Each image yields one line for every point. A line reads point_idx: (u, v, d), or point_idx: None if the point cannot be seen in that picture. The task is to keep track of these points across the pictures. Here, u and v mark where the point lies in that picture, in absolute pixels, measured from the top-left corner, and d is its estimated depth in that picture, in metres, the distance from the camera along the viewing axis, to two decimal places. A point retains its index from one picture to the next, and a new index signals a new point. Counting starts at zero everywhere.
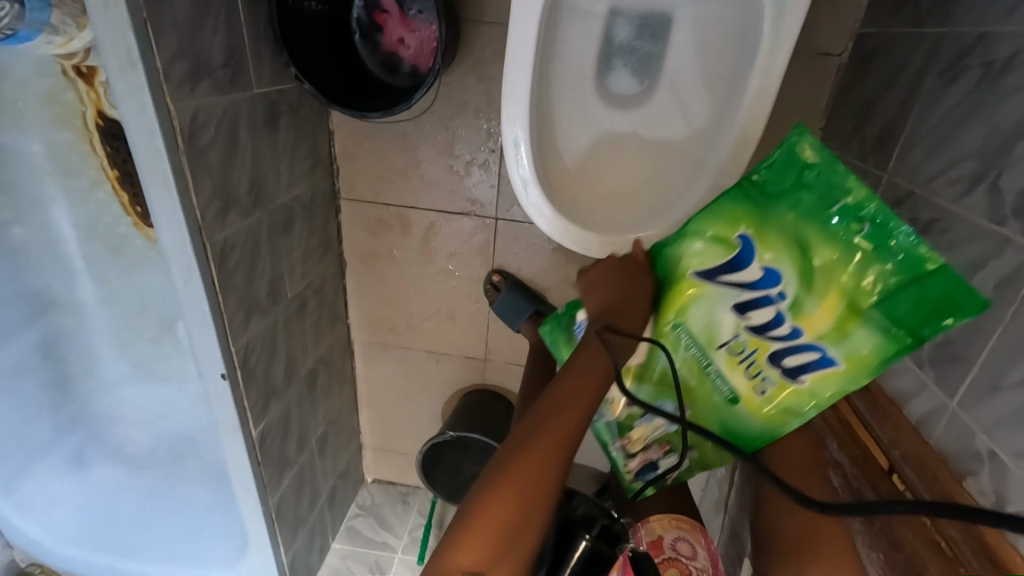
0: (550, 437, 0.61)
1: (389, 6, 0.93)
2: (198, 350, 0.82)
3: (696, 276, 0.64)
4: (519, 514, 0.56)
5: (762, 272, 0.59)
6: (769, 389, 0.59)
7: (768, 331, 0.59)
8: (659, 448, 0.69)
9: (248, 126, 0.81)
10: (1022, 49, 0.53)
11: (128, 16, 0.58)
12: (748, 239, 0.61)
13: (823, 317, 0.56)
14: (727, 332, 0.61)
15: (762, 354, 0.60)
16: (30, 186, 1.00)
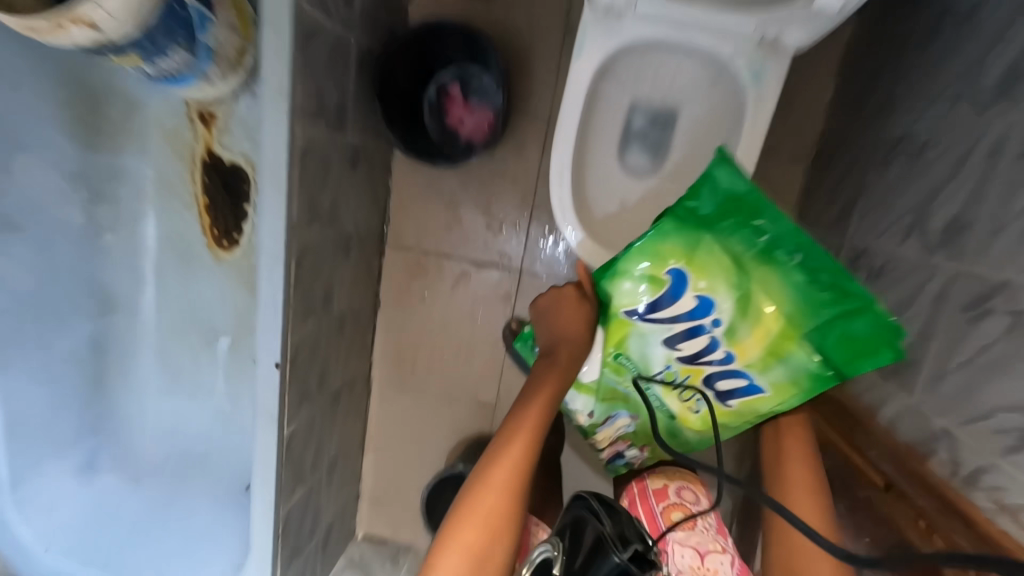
0: (517, 446, 0.63)
1: (455, 93, 1.19)
2: (260, 338, 0.93)
3: (630, 314, 0.66)
4: (494, 527, 0.59)
5: (696, 302, 0.62)
6: (701, 409, 0.68)
7: (702, 357, 0.64)
8: (624, 443, 0.78)
9: (339, 161, 1.01)
10: (931, 138, 0.75)
11: (290, 62, 0.80)
12: (680, 273, 0.62)
13: (753, 346, 0.61)
14: (660, 362, 0.67)
15: (695, 378, 0.66)
16: (133, 203, 1.18)
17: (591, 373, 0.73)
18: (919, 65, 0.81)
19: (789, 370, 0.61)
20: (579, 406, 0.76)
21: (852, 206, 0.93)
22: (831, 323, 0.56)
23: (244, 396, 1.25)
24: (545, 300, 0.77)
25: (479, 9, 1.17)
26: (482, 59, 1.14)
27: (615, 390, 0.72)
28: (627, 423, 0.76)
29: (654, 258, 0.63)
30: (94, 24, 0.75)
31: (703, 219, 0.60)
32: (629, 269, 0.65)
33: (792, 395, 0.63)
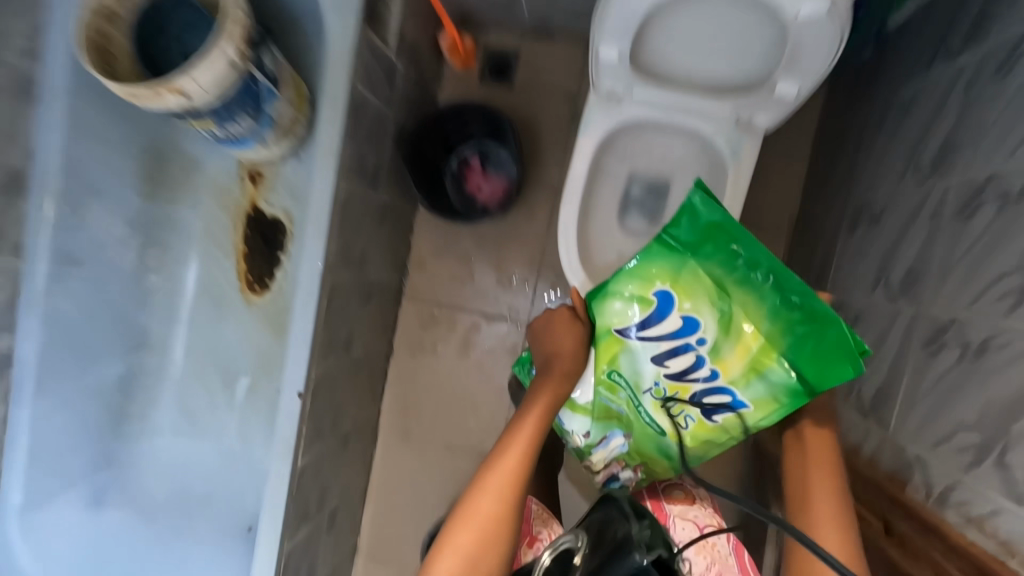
0: (513, 458, 0.67)
1: (475, 164, 1.34)
2: (287, 368, 1.01)
3: (620, 332, 0.74)
4: (487, 532, 0.62)
5: (682, 321, 0.71)
6: (690, 424, 0.75)
7: (690, 373, 0.73)
8: (619, 465, 0.85)
9: (371, 215, 1.14)
10: (886, 205, 0.87)
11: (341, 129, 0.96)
12: (667, 295, 0.71)
13: (735, 362, 0.70)
14: (649, 378, 0.75)
15: (683, 395, 0.74)
16: (180, 249, 1.31)
17: (583, 395, 0.81)
18: (870, 148, 0.96)
19: (769, 386, 0.69)
20: (574, 426, 0.84)
21: (827, 267, 1.04)
22: (804, 340, 0.65)
23: (255, 437, 1.30)
24: (539, 320, 0.83)
25: (498, 97, 1.36)
26: (500, 136, 1.31)
27: (608, 408, 0.80)
28: (619, 443, 0.83)
29: (643, 281, 0.72)
30: (186, 93, 0.92)
31: (685, 246, 0.70)
32: (621, 290, 0.73)
33: (772, 412, 0.70)
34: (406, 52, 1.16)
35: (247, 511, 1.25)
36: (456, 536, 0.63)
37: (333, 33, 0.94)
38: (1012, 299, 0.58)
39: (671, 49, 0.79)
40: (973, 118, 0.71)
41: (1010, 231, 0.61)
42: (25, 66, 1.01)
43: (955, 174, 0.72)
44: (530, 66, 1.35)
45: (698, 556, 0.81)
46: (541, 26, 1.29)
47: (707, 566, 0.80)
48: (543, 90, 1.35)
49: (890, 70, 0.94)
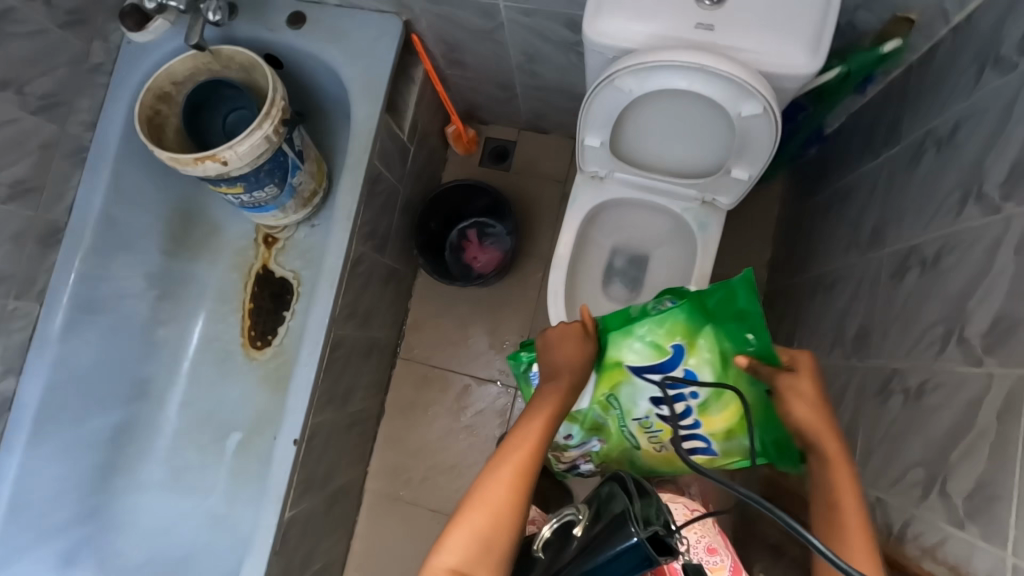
0: (523, 451, 0.70)
1: (472, 238, 1.47)
2: (286, 414, 1.05)
3: (629, 367, 0.83)
4: (498, 518, 0.64)
5: (684, 372, 0.81)
6: (664, 451, 0.89)
7: (676, 420, 0.84)
8: (583, 459, 0.98)
9: (377, 276, 1.24)
10: (837, 276, 0.99)
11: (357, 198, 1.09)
12: (680, 349, 0.81)
13: (717, 422, 0.81)
14: (642, 409, 0.86)
15: (665, 432, 0.86)
16: (192, 303, 1.38)
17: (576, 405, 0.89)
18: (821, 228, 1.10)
19: (734, 445, 0.83)
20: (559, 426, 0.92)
21: (792, 333, 1.14)
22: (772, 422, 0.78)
23: (241, 495, 1.29)
24: (553, 331, 0.86)
25: (497, 178, 1.53)
26: (498, 213, 1.46)
27: (596, 421, 0.91)
28: (593, 445, 0.94)
29: (665, 332, 0.81)
30: (225, 161, 1.05)
31: (708, 317, 0.79)
32: (642, 334, 0.82)
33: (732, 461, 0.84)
34: (418, 137, 1.33)
35: (221, 573, 1.22)
36: (467, 520, 0.64)
37: (358, 118, 1.11)
38: (938, 346, 0.68)
39: (645, 146, 0.94)
40: (895, 201, 0.85)
41: (930, 289, 0.72)
42: (85, 135, 1.19)
43: (888, 246, 0.84)
44: (525, 154, 1.54)
45: (689, 531, 0.76)
46: (535, 122, 1.49)
47: (698, 541, 0.75)
48: (536, 175, 1.52)
49: (831, 165, 1.11)
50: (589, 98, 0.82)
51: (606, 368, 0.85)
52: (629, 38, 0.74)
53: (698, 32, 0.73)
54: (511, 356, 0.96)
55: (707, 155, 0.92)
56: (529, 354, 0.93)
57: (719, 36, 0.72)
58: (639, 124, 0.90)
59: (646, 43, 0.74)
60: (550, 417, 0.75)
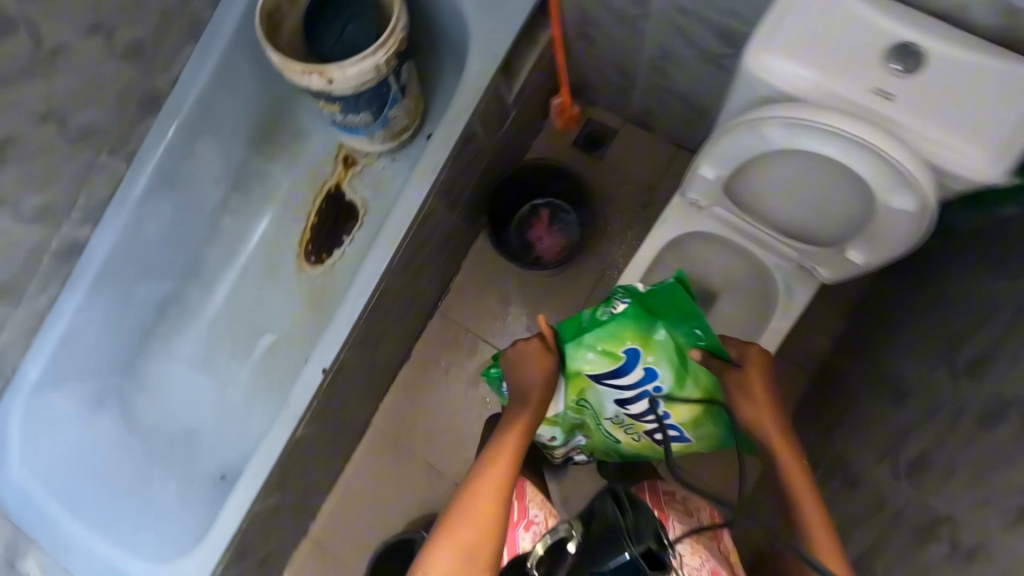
0: (501, 463, 0.82)
1: (542, 216, 1.43)
2: (321, 343, 1.07)
3: (589, 375, 0.94)
4: (484, 525, 0.73)
5: (645, 371, 0.91)
6: (640, 441, 1.02)
7: (644, 416, 0.96)
8: (574, 450, 1.16)
9: (440, 232, 1.23)
10: (915, 387, 0.91)
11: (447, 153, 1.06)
12: (634, 352, 0.90)
13: (684, 412, 0.94)
14: (610, 411, 0.98)
15: (639, 427, 0.99)
16: (260, 202, 1.39)
17: (552, 411, 1.02)
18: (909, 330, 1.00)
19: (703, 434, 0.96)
20: (543, 430, 1.07)
21: (841, 418, 1.07)
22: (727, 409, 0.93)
23: (260, 394, 1.35)
24: (514, 349, 0.97)
25: (587, 163, 1.46)
26: (578, 202, 1.41)
27: (573, 422, 1.05)
28: (578, 439, 1.12)
29: (617, 339, 0.90)
30: (330, 79, 1.02)
31: (658, 317, 0.90)
32: (593, 344, 0.91)
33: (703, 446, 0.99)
34: (521, 103, 1.27)
35: (222, 459, 1.29)
36: (457, 530, 0.73)
37: (471, 71, 1.05)
38: (1012, 517, 0.62)
39: (758, 192, 0.86)
40: (1012, 338, 0.76)
41: (1018, 451, 0.65)
42: (205, 12, 1.19)
43: (985, 383, 0.77)
44: (623, 147, 1.46)
45: (689, 554, 0.71)
46: (644, 117, 1.40)
47: (701, 564, 0.70)
48: (627, 171, 1.45)
49: (949, 267, 1.00)
50: (726, 129, 0.75)
51: (573, 377, 0.95)
52: (797, 83, 0.66)
53: (872, 98, 0.64)
54: (482, 372, 1.14)
55: (831, 222, 0.83)
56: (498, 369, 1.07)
57: (899, 107, 0.63)
58: (768, 169, 0.81)
59: (804, 94, 0.66)
60: (521, 434, 0.87)
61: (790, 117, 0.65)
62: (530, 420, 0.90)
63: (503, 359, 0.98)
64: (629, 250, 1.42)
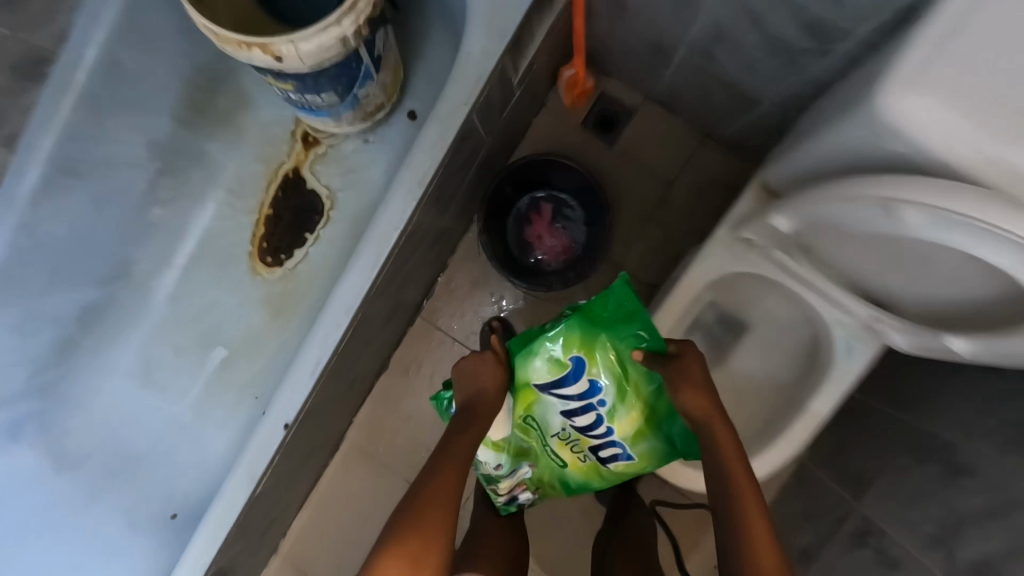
0: (447, 471, 0.76)
1: (545, 212, 1.22)
2: (282, 392, 0.88)
3: (537, 386, 0.92)
4: (430, 530, 0.70)
5: (589, 382, 0.90)
6: (586, 460, 0.97)
7: (591, 430, 0.93)
8: (520, 487, 1.03)
9: (425, 241, 1.01)
10: (977, 466, 0.80)
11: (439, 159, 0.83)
12: (581, 361, 0.89)
13: (626, 426, 0.92)
14: (556, 425, 0.94)
15: (584, 442, 0.95)
16: (200, 187, 1.13)
17: (499, 434, 0.96)
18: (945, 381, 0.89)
19: (646, 447, 0.94)
20: (487, 458, 0.97)
21: (873, 472, 0.97)
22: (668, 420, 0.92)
23: (213, 414, 1.16)
24: (464, 361, 0.93)
25: (597, 149, 1.23)
26: (589, 199, 1.20)
27: (520, 447, 0.98)
28: (524, 471, 1.01)
29: (562, 347, 0.89)
30: (279, 58, 0.76)
31: (601, 328, 0.88)
32: (542, 353, 0.90)
33: (649, 464, 0.95)
34: (527, 81, 1.01)
35: (172, 493, 1.11)
36: (402, 537, 0.69)
37: (469, 51, 0.80)
38: None
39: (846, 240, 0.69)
40: None
41: None
42: None
43: None
44: (641, 130, 1.22)
45: None
46: (670, 96, 1.16)
47: None
48: (646, 160, 1.23)
49: None
50: (837, 181, 0.58)
51: (521, 391, 0.93)
52: (966, 159, 0.51)
53: None
54: (431, 397, 1.10)
55: (929, 284, 0.67)
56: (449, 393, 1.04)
57: None
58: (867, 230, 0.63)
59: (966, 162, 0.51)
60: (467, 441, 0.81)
61: (945, 209, 0.49)
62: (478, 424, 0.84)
63: (453, 370, 0.93)
64: (644, 254, 1.22)
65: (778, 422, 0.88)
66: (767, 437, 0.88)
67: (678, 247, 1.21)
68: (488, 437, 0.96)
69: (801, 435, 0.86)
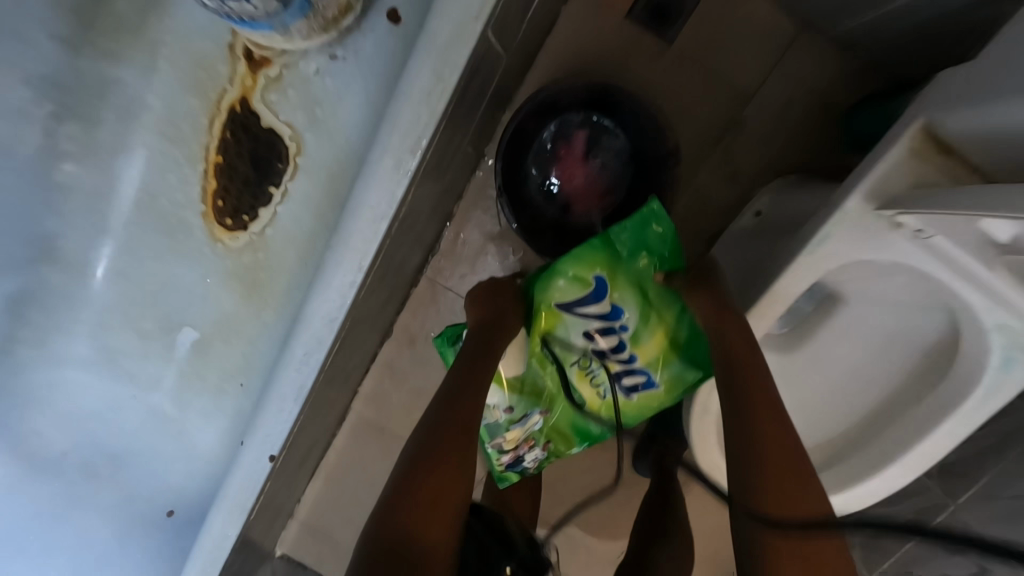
0: (465, 391, 0.67)
1: (576, 144, 0.92)
2: (258, 423, 0.72)
3: (557, 307, 0.77)
4: (446, 456, 0.61)
5: (612, 307, 0.76)
6: (608, 395, 0.80)
7: (614, 353, 0.78)
8: (527, 445, 0.84)
9: (419, 201, 0.79)
10: None
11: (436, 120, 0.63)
12: (603, 282, 0.75)
13: (651, 350, 0.77)
14: (577, 351, 0.79)
15: (606, 371, 0.79)
16: (117, 133, 0.89)
17: (511, 369, 0.81)
18: None
19: (674, 374, 0.78)
20: (497, 400, 0.81)
21: (970, 474, 0.82)
22: (699, 345, 0.77)
23: (195, 402, 0.96)
24: (477, 289, 0.82)
25: (642, 54, 0.92)
26: (636, 125, 0.90)
27: (535, 383, 0.81)
28: (535, 419, 0.82)
29: (586, 266, 0.75)
30: None
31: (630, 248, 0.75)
32: (563, 271, 0.76)
33: (676, 396, 0.79)
34: None
35: (162, 489, 0.96)
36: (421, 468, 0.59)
37: None
38: None
39: None
40: None
41: None
42: None
43: None
44: (707, 23, 0.90)
45: None
46: None
47: None
48: (710, 64, 0.92)
49: None
50: None
51: (537, 317, 0.78)
52: None
53: None
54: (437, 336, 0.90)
55: None
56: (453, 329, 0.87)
57: None
58: None
59: None
60: (478, 380, 0.69)
61: None
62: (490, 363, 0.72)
63: (467, 297, 0.83)
64: (701, 195, 0.95)
65: (883, 439, 0.71)
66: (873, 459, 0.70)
67: (748, 186, 0.95)
68: (500, 375, 0.81)
69: (923, 461, 0.69)
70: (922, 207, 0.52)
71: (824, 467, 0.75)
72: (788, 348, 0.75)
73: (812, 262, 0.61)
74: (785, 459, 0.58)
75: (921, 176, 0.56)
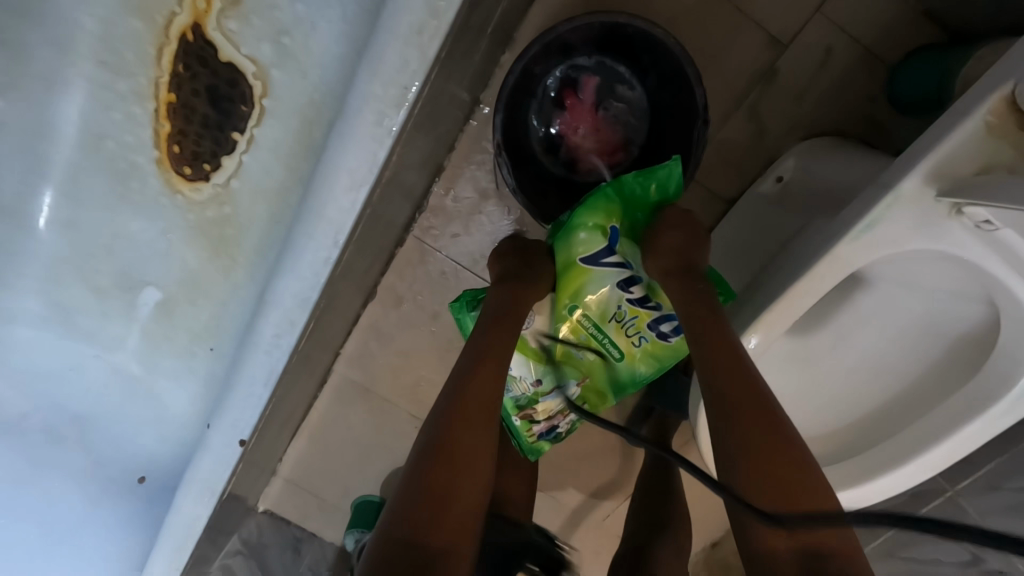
0: (482, 376, 0.60)
1: (586, 94, 0.81)
2: (229, 404, 0.70)
3: (583, 262, 0.70)
4: (454, 462, 0.54)
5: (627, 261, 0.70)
6: (645, 343, 0.71)
7: (648, 302, 0.70)
8: (561, 415, 0.77)
9: (406, 156, 0.70)
10: None
11: (426, 65, 0.53)
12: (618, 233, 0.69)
13: None
14: (611, 306, 0.71)
15: (642, 320, 0.71)
16: (50, 62, 0.76)
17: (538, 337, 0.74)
18: None
19: None
20: (522, 372, 0.74)
21: (974, 461, 0.79)
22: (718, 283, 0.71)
23: (163, 364, 0.89)
24: (499, 253, 0.75)
25: None
26: (656, 75, 0.79)
27: (567, 348, 0.74)
28: (569, 383, 0.75)
29: (603, 217, 0.68)
30: None
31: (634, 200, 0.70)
32: (582, 222, 0.68)
33: None
34: None
35: (132, 454, 0.91)
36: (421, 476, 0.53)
37: None
38: None
39: None
40: None
41: None
42: None
43: None
44: None
45: None
46: None
47: None
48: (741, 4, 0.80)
49: None
50: None
51: (563, 278, 0.71)
52: None
53: None
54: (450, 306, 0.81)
55: None
56: (467, 297, 0.79)
57: None
58: None
59: None
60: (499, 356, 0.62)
61: None
62: (509, 332, 0.65)
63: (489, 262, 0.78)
64: (720, 154, 0.86)
65: (900, 433, 0.67)
66: (891, 456, 0.66)
67: (774, 147, 0.85)
68: (526, 344, 0.74)
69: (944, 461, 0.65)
70: (990, 201, 0.45)
71: (837, 458, 0.71)
72: (808, 333, 0.70)
73: (861, 251, 0.53)
74: (791, 474, 0.51)
75: (985, 162, 0.48)
